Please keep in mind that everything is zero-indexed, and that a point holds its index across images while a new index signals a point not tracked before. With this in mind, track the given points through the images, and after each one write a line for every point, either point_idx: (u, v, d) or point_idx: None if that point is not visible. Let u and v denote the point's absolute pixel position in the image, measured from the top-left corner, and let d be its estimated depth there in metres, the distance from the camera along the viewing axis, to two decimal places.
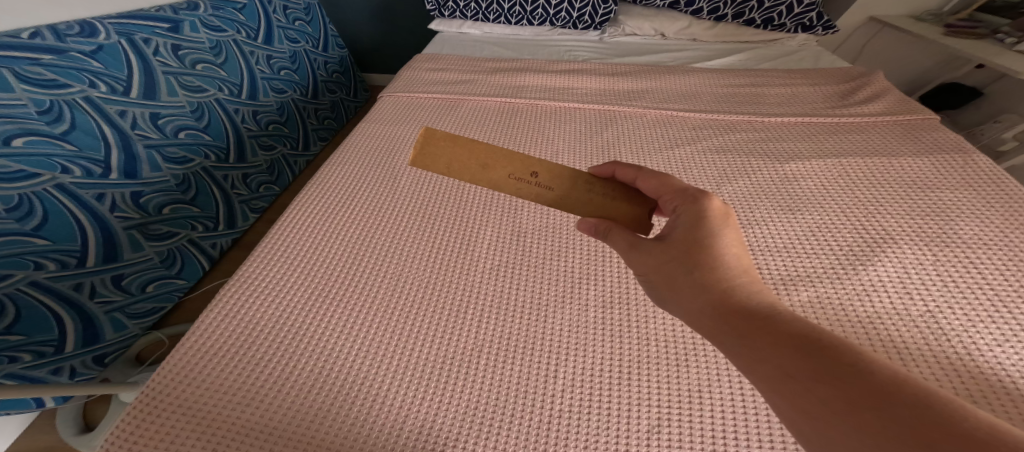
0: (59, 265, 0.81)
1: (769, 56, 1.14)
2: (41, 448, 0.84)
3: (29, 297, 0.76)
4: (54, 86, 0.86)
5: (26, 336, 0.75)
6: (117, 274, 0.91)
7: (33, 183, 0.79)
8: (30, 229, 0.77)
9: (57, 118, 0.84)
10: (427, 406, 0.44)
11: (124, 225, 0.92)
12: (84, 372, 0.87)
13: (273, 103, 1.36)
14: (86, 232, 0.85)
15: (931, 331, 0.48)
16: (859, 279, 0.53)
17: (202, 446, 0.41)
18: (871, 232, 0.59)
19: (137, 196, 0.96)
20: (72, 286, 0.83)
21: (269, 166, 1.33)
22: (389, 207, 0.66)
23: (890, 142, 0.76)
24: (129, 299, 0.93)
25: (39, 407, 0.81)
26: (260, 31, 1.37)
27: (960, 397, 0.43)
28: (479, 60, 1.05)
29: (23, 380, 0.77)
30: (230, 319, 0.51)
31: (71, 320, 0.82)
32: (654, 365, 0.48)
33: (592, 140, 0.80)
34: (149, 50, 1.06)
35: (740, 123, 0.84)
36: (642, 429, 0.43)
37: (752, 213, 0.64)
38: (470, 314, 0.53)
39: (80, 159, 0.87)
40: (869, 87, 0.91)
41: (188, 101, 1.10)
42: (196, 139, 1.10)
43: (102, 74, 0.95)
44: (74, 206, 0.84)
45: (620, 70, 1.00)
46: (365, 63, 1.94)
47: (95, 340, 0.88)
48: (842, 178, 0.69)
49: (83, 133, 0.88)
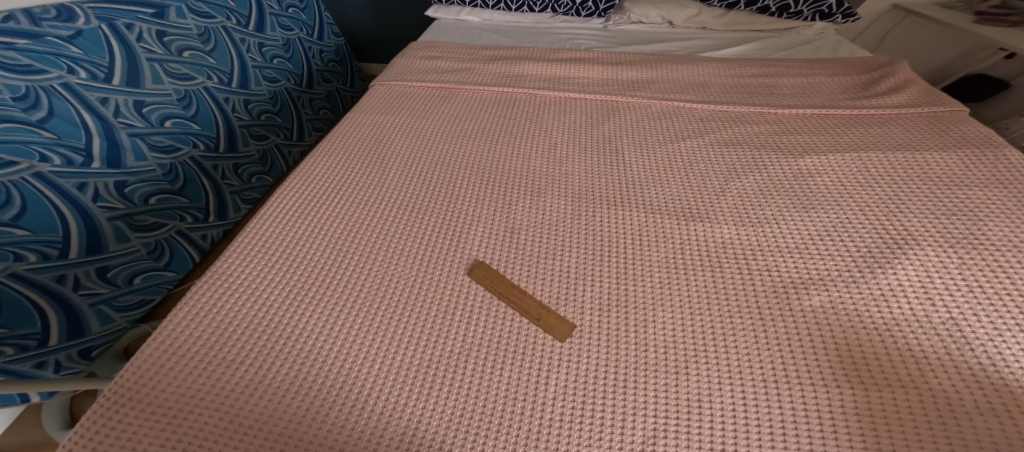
0: (40, 256, 0.81)
1: (782, 45, 1.09)
2: (26, 441, 0.86)
3: (9, 289, 0.76)
4: (30, 72, 0.86)
5: (9, 329, 0.75)
6: (102, 265, 0.91)
7: (10, 171, 0.79)
8: (8, 220, 0.77)
9: (34, 104, 0.84)
10: (413, 411, 0.43)
11: (108, 215, 0.93)
12: (69, 366, 0.86)
13: (265, 92, 1.35)
14: (68, 223, 0.86)
15: (954, 340, 0.44)
16: (877, 283, 0.50)
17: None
18: (892, 233, 0.55)
19: (121, 186, 0.96)
20: (53, 278, 0.83)
21: (261, 156, 1.33)
22: (378, 200, 0.64)
23: (914, 135, 0.71)
24: (115, 291, 0.93)
25: (23, 402, 0.83)
26: (250, 18, 1.36)
27: (980, 410, 0.39)
28: (476, 48, 1.02)
29: (9, 375, 0.77)
30: (202, 318, 0.49)
31: (52, 312, 0.82)
32: (652, 372, 0.45)
33: (592, 132, 0.77)
34: (132, 36, 1.06)
35: (751, 115, 0.79)
36: (637, 440, 0.40)
37: (763, 210, 0.61)
38: (457, 315, 0.51)
39: (58, 147, 0.86)
40: (891, 78, 0.85)
41: (174, 89, 1.10)
42: (183, 127, 1.10)
43: (82, 60, 0.95)
44: (54, 196, 0.84)
45: (625, 59, 0.96)
46: (364, 53, 1.91)
47: (81, 333, 0.87)
48: (861, 174, 0.64)
49: (62, 121, 0.88)
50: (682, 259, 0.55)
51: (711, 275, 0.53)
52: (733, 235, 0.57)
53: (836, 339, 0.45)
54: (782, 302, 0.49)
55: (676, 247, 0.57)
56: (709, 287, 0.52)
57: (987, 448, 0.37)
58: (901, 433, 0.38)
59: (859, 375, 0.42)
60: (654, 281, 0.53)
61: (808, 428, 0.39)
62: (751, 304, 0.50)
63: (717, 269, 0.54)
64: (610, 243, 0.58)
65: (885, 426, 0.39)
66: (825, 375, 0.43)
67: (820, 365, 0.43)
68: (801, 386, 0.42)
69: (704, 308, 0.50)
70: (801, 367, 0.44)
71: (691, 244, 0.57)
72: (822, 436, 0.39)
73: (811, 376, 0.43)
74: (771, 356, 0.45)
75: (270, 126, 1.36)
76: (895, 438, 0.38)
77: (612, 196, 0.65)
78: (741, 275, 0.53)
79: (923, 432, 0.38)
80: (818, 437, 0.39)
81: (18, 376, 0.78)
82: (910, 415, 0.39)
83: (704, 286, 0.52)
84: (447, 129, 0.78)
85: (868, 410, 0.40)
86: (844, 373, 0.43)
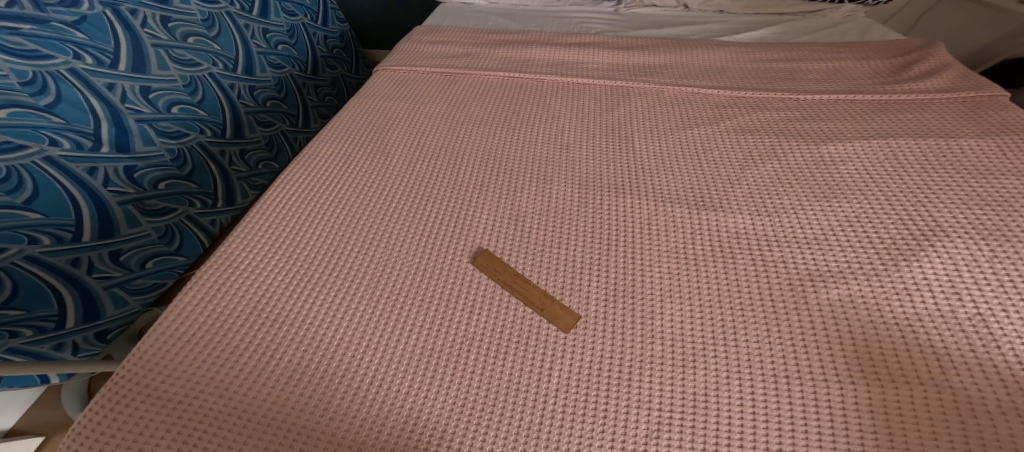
0: (54, 239, 0.84)
1: (806, 28, 1.04)
2: (49, 421, 0.91)
3: (25, 271, 0.79)
4: (37, 57, 0.89)
5: (26, 311, 0.79)
6: (115, 249, 0.95)
7: (22, 155, 0.82)
8: (22, 203, 0.81)
9: (41, 89, 0.88)
10: (414, 400, 0.42)
11: (119, 200, 0.96)
12: (86, 348, 0.90)
13: (270, 78, 1.35)
14: (81, 207, 0.89)
15: (980, 337, 0.41)
16: (901, 276, 0.46)
17: (168, 445, 0.39)
18: (919, 224, 0.52)
19: (131, 171, 0.99)
20: (67, 261, 0.86)
21: (268, 143, 1.33)
22: (380, 187, 0.63)
23: (949, 121, 0.67)
24: (128, 275, 0.97)
25: (43, 383, 0.87)
26: (254, 4, 1.37)
27: (1005, 412, 0.36)
28: (482, 32, 1.00)
29: (28, 356, 0.80)
30: (206, 305, 0.49)
31: (69, 294, 0.86)
32: (660, 365, 0.43)
33: (601, 118, 0.74)
34: (137, 22, 1.08)
35: (771, 101, 0.76)
36: (639, 433, 0.38)
37: (780, 200, 0.58)
38: (459, 304, 0.50)
39: (68, 131, 0.90)
40: (925, 61, 0.80)
41: (180, 75, 1.12)
42: (190, 114, 1.12)
43: (87, 45, 0.97)
44: (66, 182, 0.88)
45: (637, 44, 0.92)
46: (371, 39, 1.90)
47: (96, 316, 0.91)
48: (888, 162, 0.61)
49: (70, 106, 0.91)
50: (693, 249, 0.53)
51: (723, 266, 0.51)
52: (747, 225, 0.55)
53: (853, 334, 0.43)
54: (798, 294, 0.47)
55: (687, 237, 0.54)
56: (720, 278, 0.49)
57: (1006, 449, 0.34)
58: (916, 432, 0.36)
59: (876, 372, 0.40)
60: (662, 272, 0.51)
61: (819, 425, 0.37)
62: (765, 296, 0.47)
63: (729, 260, 0.51)
64: (616, 231, 0.56)
65: (900, 423, 0.36)
66: (839, 370, 0.40)
67: (834, 361, 0.41)
68: (814, 381, 0.40)
69: (714, 300, 0.47)
70: (815, 361, 0.41)
71: (703, 234, 0.54)
72: (832, 432, 0.36)
73: (824, 372, 0.40)
74: (783, 350, 0.42)
75: (277, 112, 1.37)
76: (909, 436, 0.35)
77: (621, 185, 0.62)
78: (755, 267, 0.50)
79: (939, 430, 0.36)
80: (827, 434, 0.36)
81: (38, 358, 0.82)
82: (926, 415, 0.37)
83: (715, 277, 0.50)
84: (453, 115, 0.77)
85: (882, 408, 0.37)
86: (859, 369, 0.40)
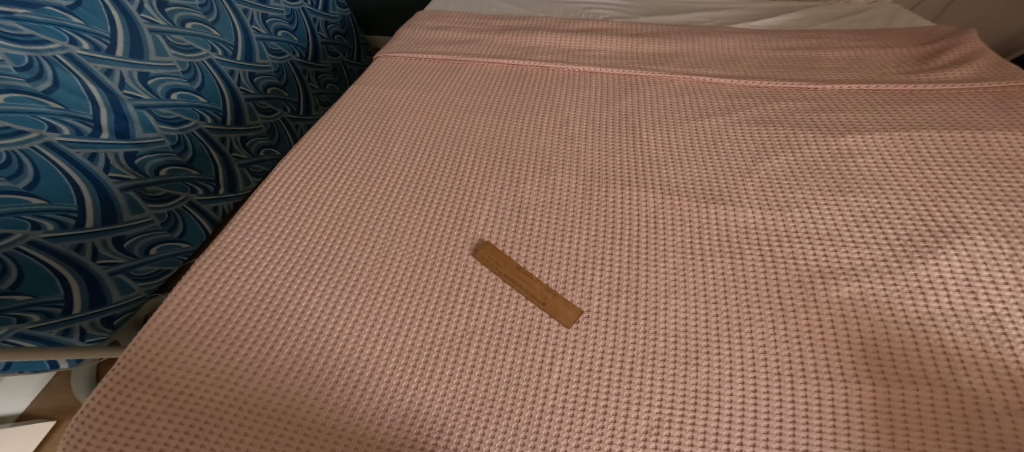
0: (58, 225, 0.86)
1: (827, 16, 1.00)
2: (60, 405, 0.94)
3: (29, 257, 0.81)
4: (32, 42, 0.89)
5: (32, 296, 0.81)
6: (118, 236, 0.96)
7: (20, 140, 0.83)
8: (23, 188, 0.82)
9: (38, 75, 0.88)
10: (414, 393, 0.41)
11: (121, 186, 0.97)
12: (94, 334, 0.94)
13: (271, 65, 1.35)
14: (82, 194, 0.90)
15: (992, 334, 0.39)
16: (916, 275, 0.44)
17: (167, 439, 0.38)
18: (939, 220, 0.48)
19: (132, 158, 1.00)
20: (72, 247, 0.88)
21: (269, 130, 1.33)
22: (378, 175, 0.63)
23: (978, 113, 0.63)
24: (132, 261, 0.99)
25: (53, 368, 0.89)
26: None
27: (1012, 411, 0.34)
28: (485, 18, 0.98)
29: (39, 342, 0.83)
30: (203, 294, 0.49)
31: (74, 279, 0.88)
32: (660, 362, 0.41)
33: (608, 108, 0.72)
34: (134, 8, 1.07)
35: (787, 91, 0.72)
36: (637, 432, 0.37)
37: (792, 193, 0.55)
38: (456, 296, 0.48)
39: (67, 118, 0.90)
40: (956, 49, 0.76)
41: (178, 62, 1.12)
42: (190, 101, 1.12)
43: (83, 31, 0.97)
44: (68, 168, 0.89)
45: (648, 31, 0.89)
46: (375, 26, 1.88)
47: (102, 302, 0.94)
48: (908, 156, 0.57)
49: (68, 91, 0.91)
50: (698, 242, 0.51)
51: (730, 262, 0.48)
52: (755, 219, 0.53)
53: (861, 333, 0.41)
54: (805, 292, 0.44)
55: (692, 230, 0.52)
56: (728, 274, 0.47)
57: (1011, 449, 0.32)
58: (920, 436, 0.34)
59: (883, 373, 0.38)
60: (666, 267, 0.49)
61: (820, 424, 0.35)
62: (771, 294, 0.45)
63: (737, 255, 0.49)
64: (617, 224, 0.54)
65: (903, 423, 0.35)
66: (845, 369, 0.38)
67: (839, 360, 0.39)
68: (818, 380, 0.38)
69: (718, 296, 0.45)
70: (822, 359, 0.39)
71: (709, 227, 0.52)
72: (834, 432, 0.35)
73: (830, 371, 0.39)
74: (789, 349, 0.40)
75: (277, 99, 1.37)
76: (910, 436, 0.34)
77: (626, 176, 0.60)
78: (762, 263, 0.48)
79: (944, 431, 0.34)
80: (827, 433, 0.35)
81: (48, 343, 0.85)
82: (931, 415, 0.35)
83: (721, 273, 0.47)
84: (452, 103, 0.75)
85: (887, 409, 0.36)
86: (866, 368, 0.38)
